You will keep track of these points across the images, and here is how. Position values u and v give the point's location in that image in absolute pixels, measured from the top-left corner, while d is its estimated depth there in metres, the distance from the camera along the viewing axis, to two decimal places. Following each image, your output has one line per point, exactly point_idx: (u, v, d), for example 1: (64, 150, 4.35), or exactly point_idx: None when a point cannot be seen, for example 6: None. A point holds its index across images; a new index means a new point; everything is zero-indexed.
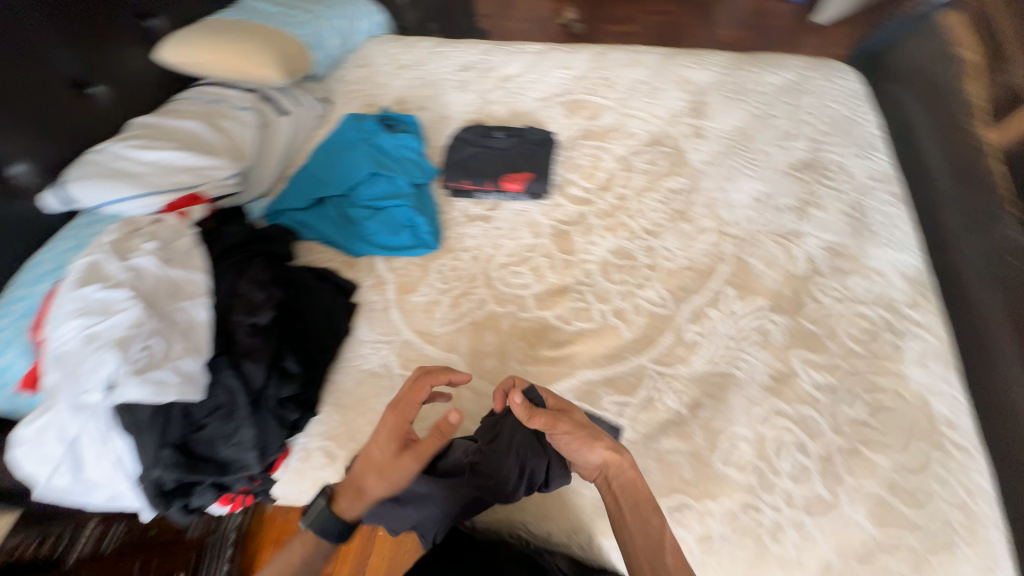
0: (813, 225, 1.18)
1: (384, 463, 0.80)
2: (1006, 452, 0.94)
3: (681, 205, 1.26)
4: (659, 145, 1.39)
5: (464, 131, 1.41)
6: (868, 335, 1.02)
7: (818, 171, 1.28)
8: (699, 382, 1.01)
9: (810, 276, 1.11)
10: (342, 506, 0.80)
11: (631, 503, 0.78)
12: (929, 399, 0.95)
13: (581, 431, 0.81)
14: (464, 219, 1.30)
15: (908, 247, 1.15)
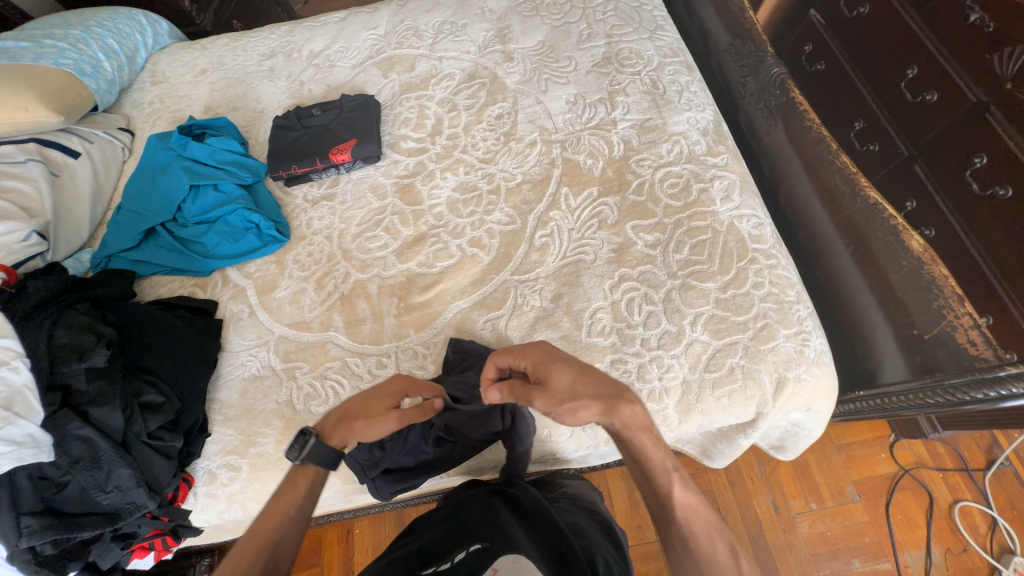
0: (620, 111, 1.30)
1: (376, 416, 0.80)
2: (816, 246, 1.15)
3: (508, 127, 1.32)
4: (477, 78, 1.41)
5: (281, 118, 1.36)
6: (680, 190, 1.16)
7: (618, 62, 1.38)
8: (557, 278, 1.10)
9: (627, 155, 1.23)
10: (335, 439, 0.80)
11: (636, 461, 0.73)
12: (736, 224, 1.12)
13: (557, 400, 0.73)
14: (308, 205, 1.27)
15: (703, 106, 1.29)
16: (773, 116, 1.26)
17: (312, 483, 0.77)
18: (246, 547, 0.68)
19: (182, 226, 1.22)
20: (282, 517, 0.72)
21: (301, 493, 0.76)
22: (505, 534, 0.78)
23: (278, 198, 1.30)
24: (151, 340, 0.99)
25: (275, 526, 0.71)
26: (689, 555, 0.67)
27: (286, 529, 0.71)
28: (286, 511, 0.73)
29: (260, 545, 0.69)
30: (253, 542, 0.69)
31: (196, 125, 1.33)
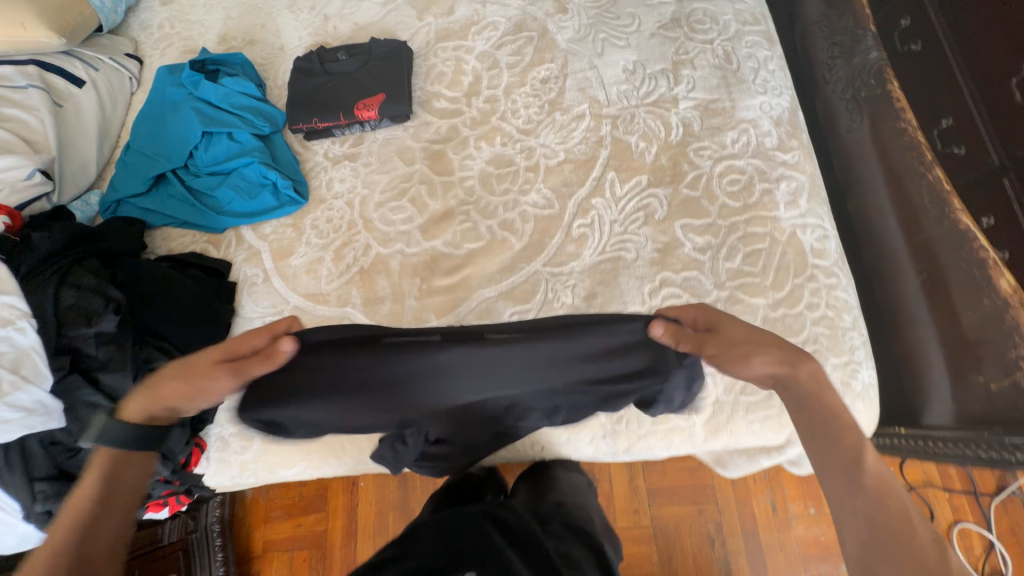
0: (684, 86, 1.14)
1: (201, 375, 0.67)
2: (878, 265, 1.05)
3: (553, 95, 1.17)
4: (523, 31, 1.24)
5: (303, 58, 1.22)
6: (741, 187, 1.04)
7: (688, 26, 1.19)
8: (593, 274, 1.01)
9: (686, 141, 1.09)
10: (137, 409, 0.70)
11: (817, 409, 0.63)
12: (798, 234, 1.01)
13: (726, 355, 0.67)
14: (329, 163, 1.17)
15: (780, 89, 1.13)
16: (860, 111, 1.10)
17: (133, 457, 0.69)
18: (60, 532, 0.60)
19: (192, 175, 1.13)
20: (99, 497, 0.63)
21: (122, 472, 0.67)
22: (504, 564, 0.71)
23: (295, 151, 1.18)
24: (164, 301, 0.94)
25: (96, 506, 0.62)
26: (882, 535, 0.54)
27: (106, 513, 0.62)
28: (100, 496, 0.64)
29: (77, 531, 0.60)
30: (68, 526, 0.60)
31: (209, 62, 1.20)
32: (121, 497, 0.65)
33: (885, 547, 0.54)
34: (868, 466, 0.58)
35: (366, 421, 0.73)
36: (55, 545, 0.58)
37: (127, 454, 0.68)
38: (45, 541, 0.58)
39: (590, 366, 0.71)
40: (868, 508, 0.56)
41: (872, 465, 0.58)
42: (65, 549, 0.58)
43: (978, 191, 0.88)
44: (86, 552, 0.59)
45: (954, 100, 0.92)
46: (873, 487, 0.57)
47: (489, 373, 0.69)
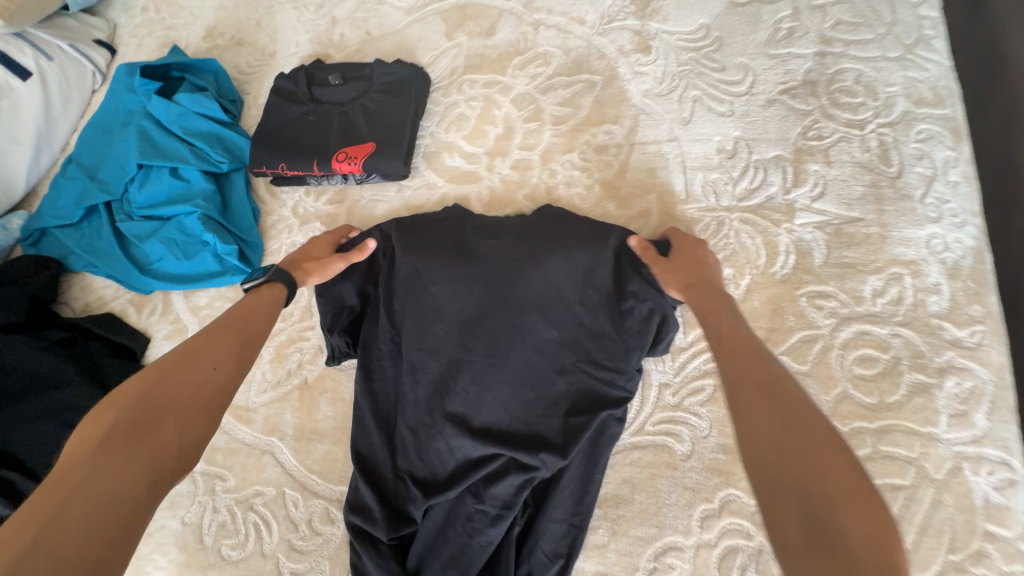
0: (806, 189, 0.76)
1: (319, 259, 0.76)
2: None
3: (608, 172, 0.83)
4: (583, 72, 0.90)
5: (289, 76, 0.93)
6: (875, 373, 0.67)
7: (828, 95, 0.80)
8: (619, 464, 0.69)
9: (796, 279, 0.72)
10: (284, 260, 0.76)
11: (732, 349, 0.51)
12: (966, 474, 0.62)
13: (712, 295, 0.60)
14: (296, 222, 0.89)
15: (962, 216, 0.73)
16: None
17: (243, 335, 0.60)
18: (129, 401, 0.49)
19: (121, 215, 0.87)
20: (186, 374, 0.53)
21: (224, 355, 0.57)
22: None
23: (259, 199, 0.92)
24: (31, 409, 0.73)
25: (166, 383, 0.52)
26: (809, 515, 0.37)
27: (180, 397, 0.51)
28: (192, 372, 0.54)
29: (136, 411, 0.49)
30: (135, 394, 0.50)
31: (175, 67, 0.93)
32: (204, 381, 0.54)
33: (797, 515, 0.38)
34: (786, 401, 0.44)
35: (399, 303, 0.76)
36: (105, 426, 0.47)
37: (240, 330, 0.60)
38: (113, 408, 0.49)
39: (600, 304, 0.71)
40: (783, 460, 0.41)
41: (804, 433, 0.42)
42: (118, 432, 0.47)
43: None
44: (135, 443, 0.47)
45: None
46: (781, 431, 0.42)
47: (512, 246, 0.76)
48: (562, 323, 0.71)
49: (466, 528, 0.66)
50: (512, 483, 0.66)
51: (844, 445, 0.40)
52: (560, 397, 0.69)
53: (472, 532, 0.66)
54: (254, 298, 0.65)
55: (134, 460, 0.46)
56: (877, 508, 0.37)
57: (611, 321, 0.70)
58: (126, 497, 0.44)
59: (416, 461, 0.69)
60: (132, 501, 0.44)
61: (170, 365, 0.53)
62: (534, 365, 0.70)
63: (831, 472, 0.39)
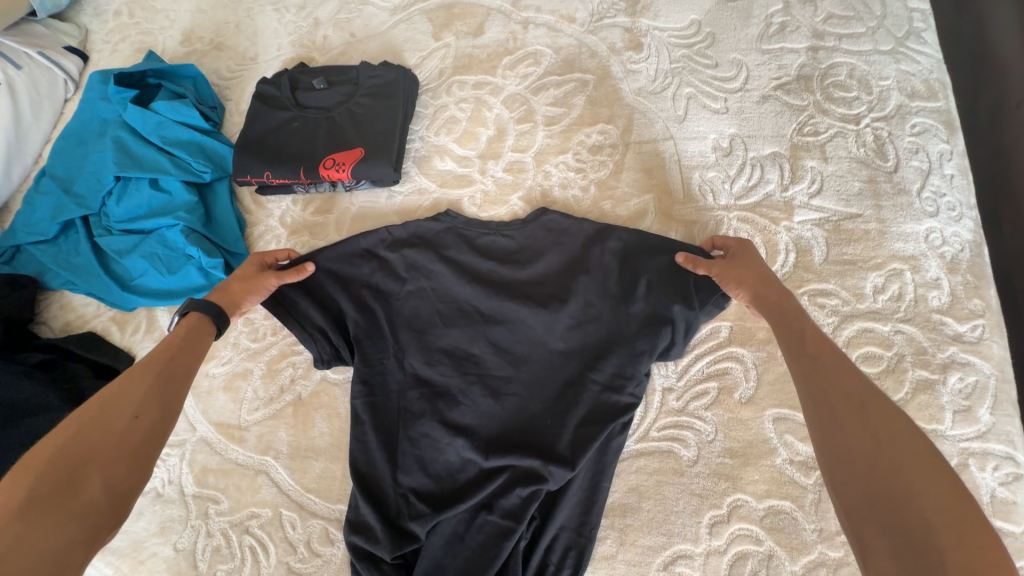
0: (804, 186, 0.75)
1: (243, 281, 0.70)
2: None
3: (604, 173, 0.82)
4: (574, 71, 0.88)
5: (272, 81, 0.90)
6: (879, 370, 0.66)
7: (822, 90, 0.80)
8: (625, 472, 0.68)
9: (797, 277, 0.71)
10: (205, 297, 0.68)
11: (813, 355, 0.50)
12: (971, 469, 0.62)
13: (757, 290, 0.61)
14: (284, 232, 0.86)
15: (958, 210, 0.73)
16: None
17: (178, 369, 0.56)
18: (44, 460, 0.44)
19: (99, 230, 0.84)
20: (111, 419, 0.49)
21: (154, 394, 0.53)
22: None
23: (244, 209, 0.89)
24: (9, 437, 0.69)
25: (89, 433, 0.47)
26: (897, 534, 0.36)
27: (106, 446, 0.47)
28: (116, 416, 0.49)
29: (52, 468, 0.44)
30: (72, 433, 0.47)
31: (150, 74, 0.90)
32: (134, 424, 0.50)
33: (883, 527, 0.37)
34: (875, 415, 0.43)
35: (397, 313, 0.74)
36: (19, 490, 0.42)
37: (168, 364, 0.56)
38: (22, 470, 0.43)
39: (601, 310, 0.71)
40: (879, 475, 0.39)
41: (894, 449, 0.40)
42: (41, 493, 0.42)
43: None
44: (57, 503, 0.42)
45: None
46: (875, 445, 0.41)
47: (515, 255, 0.75)
48: (565, 331, 0.71)
49: (472, 539, 0.65)
50: (517, 495, 0.65)
51: (943, 461, 0.39)
52: (568, 407, 0.68)
53: (478, 547, 0.64)
54: (184, 329, 0.61)
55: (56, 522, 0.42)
56: (980, 523, 0.35)
57: (616, 328, 0.70)
58: (52, 562, 0.40)
59: (418, 477, 0.67)
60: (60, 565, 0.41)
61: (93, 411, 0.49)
62: (541, 374, 0.70)
63: (929, 489, 0.37)
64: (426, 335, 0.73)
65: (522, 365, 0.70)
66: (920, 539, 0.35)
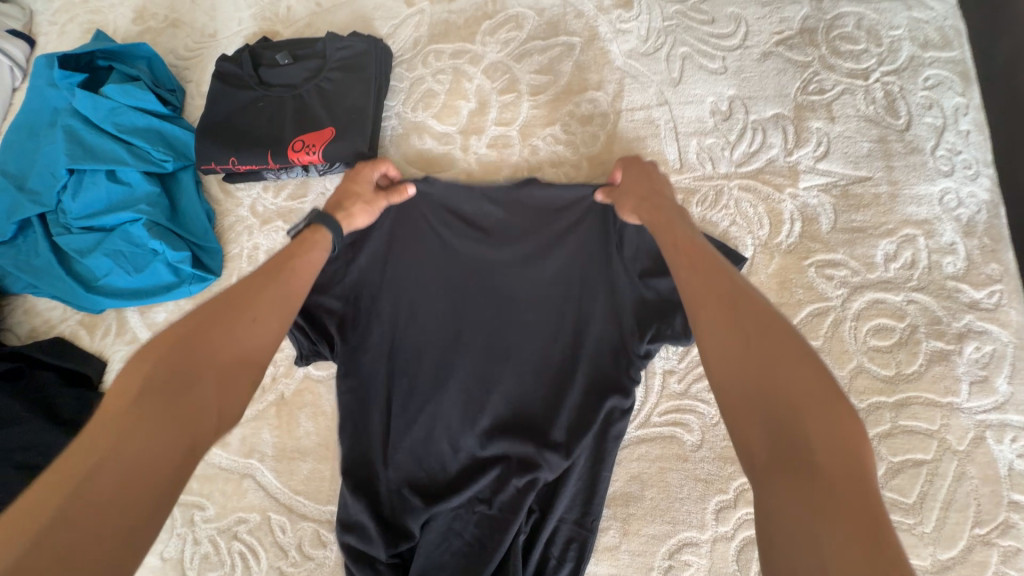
0: (810, 149, 0.70)
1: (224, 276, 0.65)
2: None
3: (595, 144, 0.76)
4: (560, 34, 0.81)
5: (233, 58, 0.83)
6: (892, 343, 0.63)
7: (828, 43, 0.74)
8: (626, 460, 0.65)
9: (803, 248, 0.67)
10: None
11: (685, 265, 0.46)
12: (989, 443, 0.59)
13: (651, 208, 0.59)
14: (256, 222, 0.81)
15: (975, 168, 0.68)
16: None
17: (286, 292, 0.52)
18: (151, 363, 0.40)
19: (57, 228, 0.78)
20: (210, 333, 0.44)
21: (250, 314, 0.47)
22: None
23: (213, 200, 0.83)
24: None
25: (192, 339, 0.43)
26: (777, 431, 0.32)
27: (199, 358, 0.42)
28: (229, 328, 0.45)
29: (160, 370, 0.40)
30: (174, 339, 0.42)
31: (100, 55, 0.83)
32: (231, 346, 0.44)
33: (764, 431, 0.32)
34: (741, 308, 0.38)
35: (383, 302, 0.70)
36: (129, 392, 0.38)
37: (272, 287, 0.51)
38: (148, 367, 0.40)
39: (601, 287, 0.66)
40: (752, 373, 0.34)
41: (766, 336, 0.36)
42: (146, 393, 0.38)
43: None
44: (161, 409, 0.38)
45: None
46: (743, 339, 0.36)
47: (502, 236, 0.72)
48: (562, 313, 0.67)
49: (471, 533, 0.63)
50: (512, 485, 0.63)
51: (804, 343, 0.35)
52: (566, 393, 0.65)
53: (478, 543, 0.62)
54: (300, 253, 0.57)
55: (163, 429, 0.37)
56: (841, 399, 0.32)
57: (615, 301, 0.66)
58: (152, 472, 0.35)
59: (413, 473, 0.65)
60: (155, 487, 0.35)
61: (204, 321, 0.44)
62: (537, 356, 0.67)
63: (796, 376, 0.33)
64: (416, 322, 0.69)
65: (517, 346, 0.67)
66: (789, 431, 0.31)
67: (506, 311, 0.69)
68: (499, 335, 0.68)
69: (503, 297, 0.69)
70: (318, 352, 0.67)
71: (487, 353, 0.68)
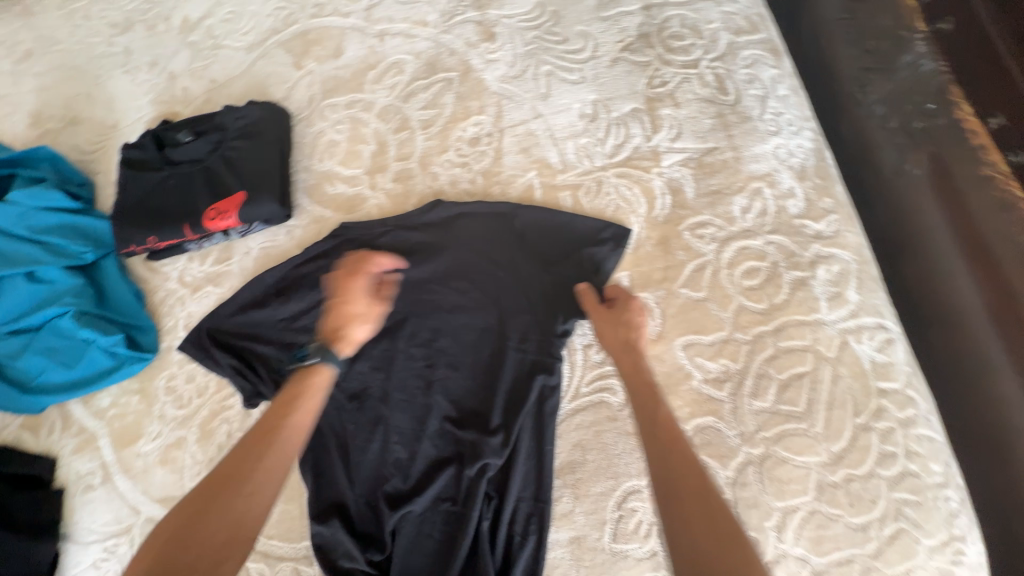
0: (665, 132, 0.82)
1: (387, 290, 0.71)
2: (947, 365, 0.77)
3: (488, 161, 0.85)
4: (439, 72, 0.91)
5: (137, 144, 0.87)
6: (761, 280, 0.74)
7: (662, 43, 0.87)
8: (566, 432, 0.71)
9: (676, 215, 0.78)
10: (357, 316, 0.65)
11: (653, 424, 0.55)
12: (852, 344, 0.70)
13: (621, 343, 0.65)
14: (186, 291, 0.84)
15: (797, 124, 0.82)
16: (914, 145, 0.78)
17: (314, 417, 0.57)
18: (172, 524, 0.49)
19: None
20: (263, 490, 0.51)
21: (268, 467, 0.52)
22: None
23: (140, 279, 0.86)
24: None
25: (217, 495, 0.50)
26: None
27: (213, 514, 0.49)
28: (238, 496, 0.50)
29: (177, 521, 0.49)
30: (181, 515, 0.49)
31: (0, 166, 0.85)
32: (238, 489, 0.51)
33: None
34: (699, 486, 0.49)
35: None
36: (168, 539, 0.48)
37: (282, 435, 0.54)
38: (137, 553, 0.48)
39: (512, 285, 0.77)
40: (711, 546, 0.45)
41: (713, 508, 0.47)
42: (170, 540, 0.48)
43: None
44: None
45: (1016, 91, 0.68)
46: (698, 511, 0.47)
47: (422, 255, 0.80)
48: (484, 313, 0.77)
49: (439, 530, 0.68)
50: (467, 477, 0.69)
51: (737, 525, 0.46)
52: (500, 380, 0.73)
53: (447, 537, 0.67)
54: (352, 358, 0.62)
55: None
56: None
57: (527, 292, 0.76)
58: None
59: (378, 487, 0.70)
60: None
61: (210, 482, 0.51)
62: (471, 353, 0.75)
63: (735, 550, 0.44)
64: (355, 348, 0.77)
65: (453, 349, 0.76)
66: None
67: (433, 321, 0.77)
68: (432, 345, 0.76)
69: (432, 308, 0.78)
70: (259, 393, 0.75)
71: (425, 361, 0.75)
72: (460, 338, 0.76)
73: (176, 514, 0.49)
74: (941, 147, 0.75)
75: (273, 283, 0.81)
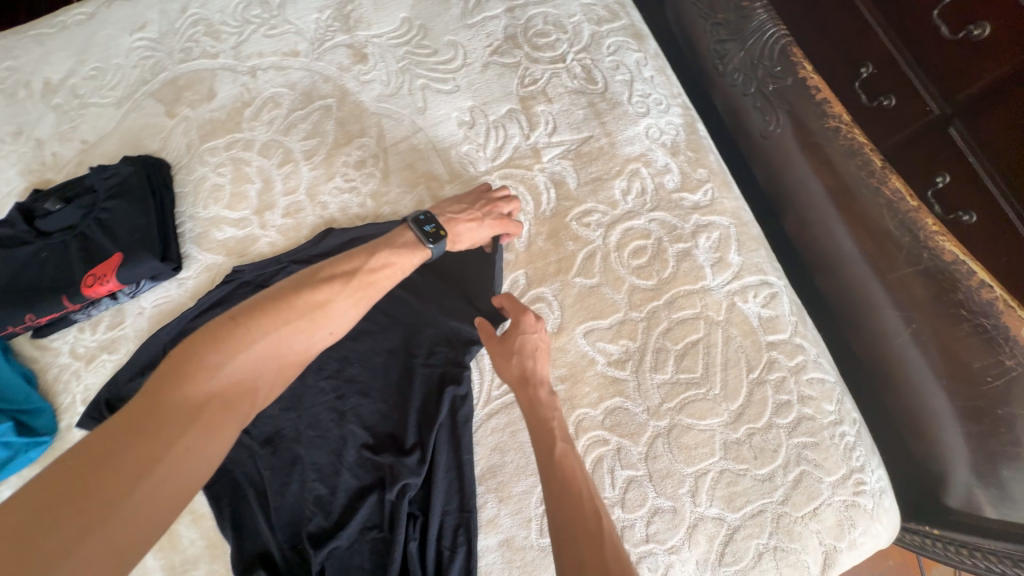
0: (542, 129, 0.84)
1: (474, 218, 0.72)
2: (837, 305, 0.81)
3: (375, 182, 0.85)
4: (315, 100, 0.90)
5: (3, 220, 0.82)
6: (648, 257, 0.76)
7: (528, 42, 0.89)
8: (484, 438, 0.72)
9: (563, 208, 0.80)
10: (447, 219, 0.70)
11: (558, 469, 0.57)
12: (739, 304, 0.74)
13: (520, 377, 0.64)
14: (80, 364, 0.80)
15: (665, 102, 0.85)
16: (772, 107, 0.82)
17: (313, 338, 0.56)
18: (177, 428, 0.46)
19: None
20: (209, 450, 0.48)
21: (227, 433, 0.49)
22: None
23: (30, 359, 0.82)
24: None
25: (196, 427, 0.47)
26: None
27: (170, 426, 0.46)
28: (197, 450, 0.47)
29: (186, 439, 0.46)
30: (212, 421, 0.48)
31: None
32: (191, 404, 0.47)
33: None
34: (591, 533, 0.51)
35: None
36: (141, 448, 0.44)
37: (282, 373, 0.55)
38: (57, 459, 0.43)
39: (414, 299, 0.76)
40: None
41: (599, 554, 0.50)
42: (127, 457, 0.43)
43: (914, 154, 0.67)
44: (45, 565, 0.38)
45: (868, 40, 0.70)
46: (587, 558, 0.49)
47: None
48: (389, 333, 0.76)
49: (369, 561, 0.67)
50: (388, 501, 0.68)
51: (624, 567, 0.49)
52: (411, 398, 0.73)
53: (377, 565, 0.66)
54: (378, 269, 0.61)
55: (85, 552, 0.39)
56: None
57: (430, 304, 0.76)
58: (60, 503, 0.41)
59: (300, 529, 0.68)
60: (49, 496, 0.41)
61: (158, 386, 0.48)
62: (381, 376, 0.74)
63: None
64: None
65: (362, 375, 0.74)
66: None
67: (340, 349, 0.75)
68: (342, 373, 0.74)
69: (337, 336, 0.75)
70: None
71: (335, 392, 0.73)
72: (368, 363, 0.75)
73: (171, 414, 0.46)
74: (797, 105, 0.79)
75: (170, 339, 0.76)
